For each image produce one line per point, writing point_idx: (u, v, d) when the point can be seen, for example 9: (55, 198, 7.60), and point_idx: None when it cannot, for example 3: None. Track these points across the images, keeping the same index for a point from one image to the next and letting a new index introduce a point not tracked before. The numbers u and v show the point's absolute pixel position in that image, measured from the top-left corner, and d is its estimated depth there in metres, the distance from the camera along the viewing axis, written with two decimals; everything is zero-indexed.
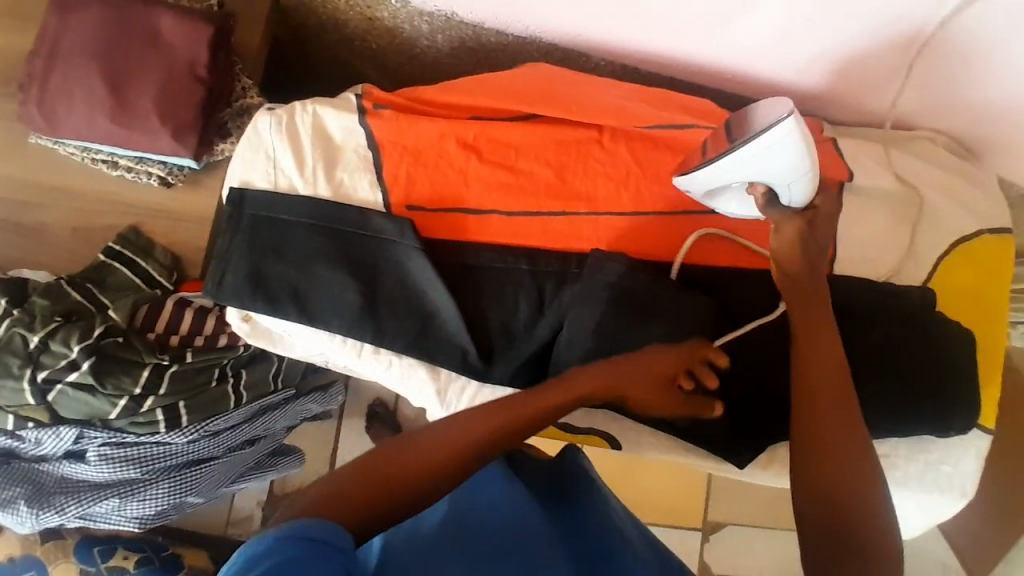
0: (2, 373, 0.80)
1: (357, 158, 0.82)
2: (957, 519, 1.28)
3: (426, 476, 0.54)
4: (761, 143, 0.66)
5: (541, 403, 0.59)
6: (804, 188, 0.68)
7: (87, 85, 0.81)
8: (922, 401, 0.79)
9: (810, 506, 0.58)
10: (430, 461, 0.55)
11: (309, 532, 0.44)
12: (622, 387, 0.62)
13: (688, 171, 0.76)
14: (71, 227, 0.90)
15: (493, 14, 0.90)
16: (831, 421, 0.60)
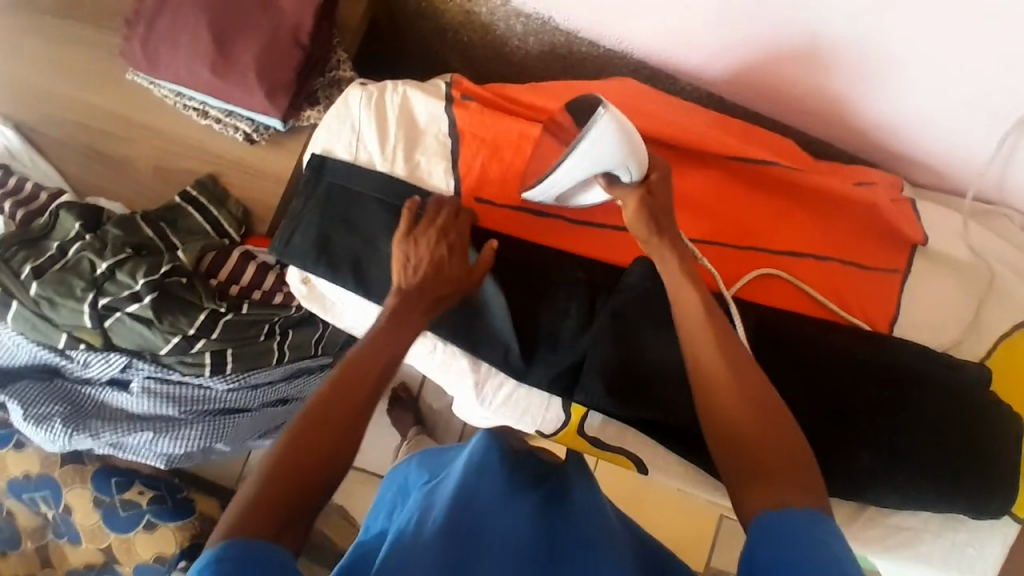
0: (65, 293, 0.82)
1: (437, 143, 0.83)
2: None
3: (343, 433, 0.59)
4: (585, 139, 0.66)
5: (400, 321, 0.69)
6: (634, 162, 0.68)
7: (192, 32, 0.84)
8: (962, 479, 0.77)
9: (734, 472, 0.57)
10: (338, 420, 0.60)
11: (229, 551, 0.48)
12: (435, 284, 0.73)
13: (546, 175, 0.76)
14: (152, 165, 0.93)
15: (590, 25, 0.91)
16: (734, 392, 0.61)
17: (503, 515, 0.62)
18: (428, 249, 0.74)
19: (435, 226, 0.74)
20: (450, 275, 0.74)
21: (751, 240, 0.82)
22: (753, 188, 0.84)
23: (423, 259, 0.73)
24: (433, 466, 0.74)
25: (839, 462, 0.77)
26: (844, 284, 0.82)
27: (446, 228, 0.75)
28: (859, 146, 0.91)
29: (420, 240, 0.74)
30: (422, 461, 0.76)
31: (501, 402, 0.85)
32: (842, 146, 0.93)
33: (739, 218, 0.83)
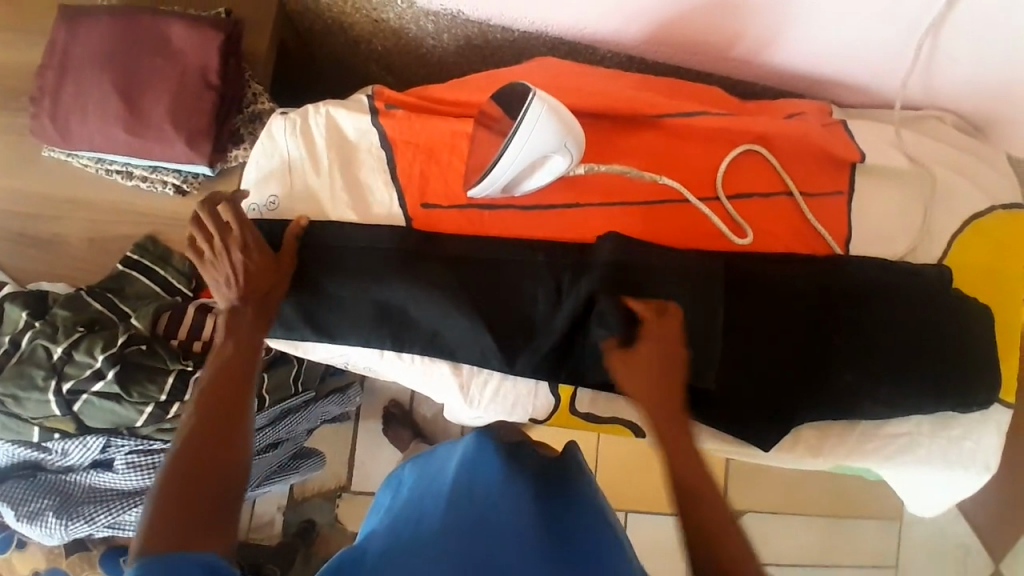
0: (26, 386, 0.80)
1: (372, 158, 0.82)
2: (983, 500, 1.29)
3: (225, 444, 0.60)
4: (525, 124, 0.69)
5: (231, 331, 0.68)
6: (573, 139, 0.73)
7: (100, 97, 0.82)
8: (942, 377, 0.80)
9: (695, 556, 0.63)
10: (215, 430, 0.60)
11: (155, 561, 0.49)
12: (254, 285, 0.71)
13: (483, 176, 0.75)
14: (88, 238, 0.91)
15: (500, 11, 0.91)
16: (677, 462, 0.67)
17: (514, 503, 0.64)
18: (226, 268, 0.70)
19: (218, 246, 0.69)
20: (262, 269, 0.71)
21: (696, 191, 0.83)
22: (690, 139, 0.84)
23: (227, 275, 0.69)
24: (425, 465, 0.74)
25: (825, 388, 0.79)
26: (794, 217, 0.83)
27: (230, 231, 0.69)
28: (783, 79, 0.92)
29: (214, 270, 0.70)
30: (414, 463, 0.76)
31: (488, 400, 0.85)
32: (768, 83, 0.94)
33: (682, 171, 0.83)
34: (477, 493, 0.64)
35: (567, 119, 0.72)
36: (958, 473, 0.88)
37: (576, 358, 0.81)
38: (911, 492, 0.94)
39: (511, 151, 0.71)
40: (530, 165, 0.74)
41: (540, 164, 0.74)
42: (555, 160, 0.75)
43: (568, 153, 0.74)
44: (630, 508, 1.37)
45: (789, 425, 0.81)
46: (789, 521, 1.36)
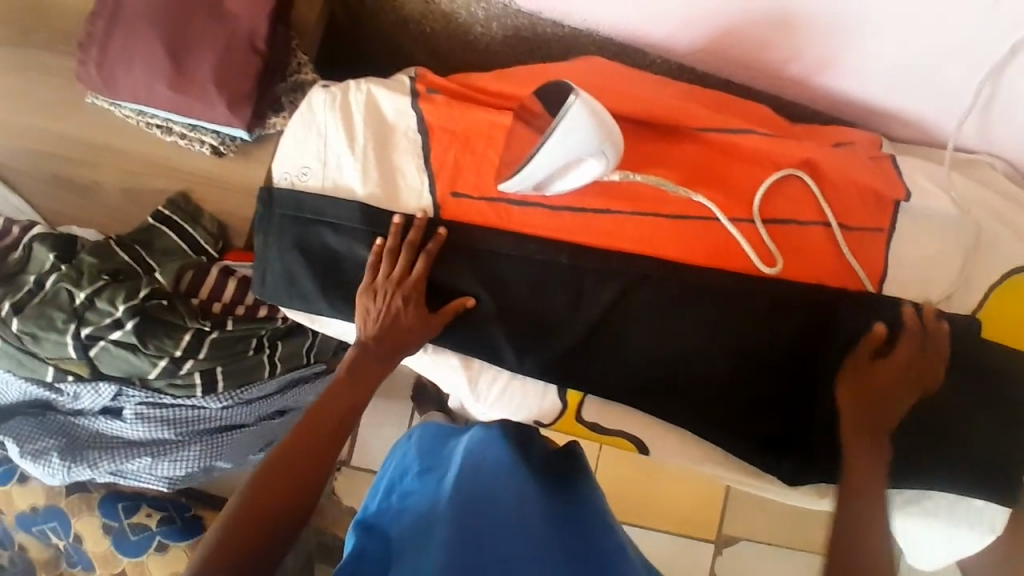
0: (46, 327, 0.81)
1: (407, 141, 0.81)
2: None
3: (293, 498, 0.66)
4: (563, 126, 0.68)
5: (357, 375, 0.77)
6: (610, 146, 0.72)
7: (148, 48, 0.83)
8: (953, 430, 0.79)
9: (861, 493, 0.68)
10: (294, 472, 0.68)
11: None
12: (397, 335, 0.77)
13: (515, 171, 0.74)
14: (122, 188, 0.92)
15: (552, 5, 0.89)
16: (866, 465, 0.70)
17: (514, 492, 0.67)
18: (387, 301, 0.77)
19: (397, 279, 0.78)
20: (410, 321, 0.78)
21: (734, 210, 0.80)
22: (733, 158, 0.82)
23: (380, 314, 0.77)
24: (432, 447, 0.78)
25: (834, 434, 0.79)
26: (829, 250, 0.81)
27: (409, 267, 0.79)
28: (835, 108, 0.89)
29: (381, 290, 0.78)
30: (422, 438, 0.80)
31: (495, 397, 0.84)
32: (815, 106, 0.90)
33: (721, 190, 0.81)
34: (482, 473, 0.69)
35: (607, 125, 0.71)
36: (965, 533, 0.85)
37: (586, 364, 0.81)
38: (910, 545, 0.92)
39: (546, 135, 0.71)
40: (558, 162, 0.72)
41: (574, 166, 0.73)
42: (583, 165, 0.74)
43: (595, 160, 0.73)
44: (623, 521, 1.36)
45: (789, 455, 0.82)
46: (783, 554, 1.35)
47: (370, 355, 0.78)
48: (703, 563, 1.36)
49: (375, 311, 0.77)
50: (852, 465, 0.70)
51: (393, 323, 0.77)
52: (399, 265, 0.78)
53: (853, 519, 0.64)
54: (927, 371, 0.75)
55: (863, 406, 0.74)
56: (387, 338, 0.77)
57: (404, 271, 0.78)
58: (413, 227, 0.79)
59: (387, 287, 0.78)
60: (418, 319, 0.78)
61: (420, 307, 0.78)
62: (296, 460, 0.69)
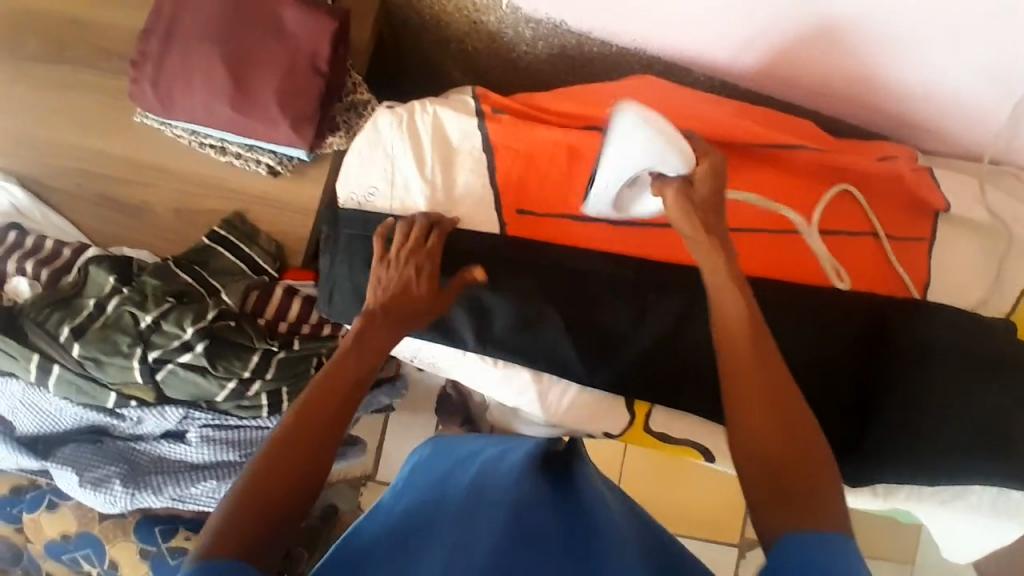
0: (110, 351, 0.80)
1: (472, 160, 0.83)
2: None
3: (311, 468, 0.56)
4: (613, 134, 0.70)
5: (366, 346, 0.65)
6: (670, 154, 0.67)
7: (207, 69, 0.82)
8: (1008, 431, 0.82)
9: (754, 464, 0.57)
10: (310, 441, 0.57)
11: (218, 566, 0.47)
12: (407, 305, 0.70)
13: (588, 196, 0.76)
14: (174, 208, 0.91)
15: (603, 26, 0.91)
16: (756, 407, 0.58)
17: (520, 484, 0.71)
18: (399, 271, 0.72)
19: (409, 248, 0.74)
20: (422, 293, 0.72)
21: (789, 221, 0.84)
22: (785, 172, 0.86)
23: (391, 284, 0.71)
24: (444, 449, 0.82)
25: (887, 438, 0.83)
26: (875, 259, 0.85)
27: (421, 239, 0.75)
28: (870, 122, 0.94)
29: (394, 261, 0.73)
30: (435, 446, 0.83)
31: (564, 409, 0.85)
32: (853, 121, 0.95)
33: (778, 203, 0.84)
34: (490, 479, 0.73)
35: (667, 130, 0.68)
36: (1006, 526, 0.90)
37: (653, 375, 0.83)
38: (947, 538, 0.97)
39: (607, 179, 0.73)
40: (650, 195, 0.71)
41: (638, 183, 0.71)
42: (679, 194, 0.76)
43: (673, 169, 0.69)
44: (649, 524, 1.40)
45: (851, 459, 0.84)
46: None
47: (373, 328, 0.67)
48: (730, 565, 1.38)
49: (384, 279, 0.72)
50: (739, 391, 0.59)
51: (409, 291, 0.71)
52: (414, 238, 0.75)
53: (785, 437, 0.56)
54: (716, 276, 0.64)
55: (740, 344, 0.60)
56: (393, 308, 0.69)
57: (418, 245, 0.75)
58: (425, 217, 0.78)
59: (398, 255, 0.73)
60: (431, 291, 0.72)
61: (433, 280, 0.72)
62: (308, 432, 0.58)
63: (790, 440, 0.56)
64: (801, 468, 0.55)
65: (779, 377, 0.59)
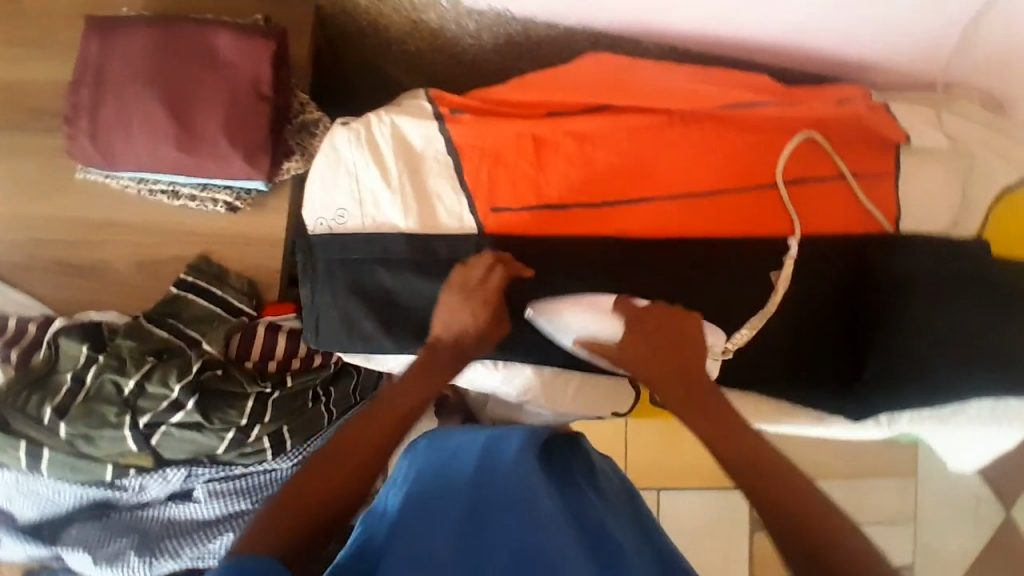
0: (99, 424, 0.78)
1: (438, 164, 0.82)
2: (996, 461, 1.41)
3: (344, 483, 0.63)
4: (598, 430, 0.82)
5: (426, 377, 0.72)
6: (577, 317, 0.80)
7: (146, 112, 0.78)
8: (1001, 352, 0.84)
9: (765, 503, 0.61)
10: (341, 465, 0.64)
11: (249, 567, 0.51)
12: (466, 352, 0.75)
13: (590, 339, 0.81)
14: (135, 263, 0.87)
15: (546, 8, 0.89)
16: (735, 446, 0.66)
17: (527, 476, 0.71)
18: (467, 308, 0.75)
19: (476, 281, 0.76)
20: (483, 336, 0.75)
21: (761, 177, 0.84)
22: (751, 130, 0.85)
23: (456, 323, 0.74)
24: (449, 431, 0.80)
25: (895, 375, 0.83)
26: (848, 203, 0.86)
27: (489, 277, 0.76)
28: (821, 66, 0.95)
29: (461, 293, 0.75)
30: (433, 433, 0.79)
31: (571, 398, 0.85)
32: (805, 68, 0.96)
33: (747, 162, 0.84)
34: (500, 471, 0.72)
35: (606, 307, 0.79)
36: (1006, 431, 0.93)
37: None
38: (948, 448, 0.99)
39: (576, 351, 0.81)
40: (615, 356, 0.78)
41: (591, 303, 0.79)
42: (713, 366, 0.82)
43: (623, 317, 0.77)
44: (663, 486, 1.43)
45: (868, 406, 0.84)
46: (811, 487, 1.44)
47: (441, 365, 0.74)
48: (743, 510, 1.44)
49: (449, 316, 0.75)
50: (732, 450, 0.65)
51: (466, 338, 0.74)
52: (481, 273, 0.76)
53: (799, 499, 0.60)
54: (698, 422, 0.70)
55: (716, 425, 0.68)
56: (458, 353, 0.74)
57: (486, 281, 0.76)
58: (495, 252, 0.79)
59: (466, 286, 0.76)
60: (490, 334, 0.76)
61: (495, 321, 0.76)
62: (347, 458, 0.65)
63: (791, 494, 0.61)
64: (821, 522, 0.59)
65: (750, 438, 0.67)
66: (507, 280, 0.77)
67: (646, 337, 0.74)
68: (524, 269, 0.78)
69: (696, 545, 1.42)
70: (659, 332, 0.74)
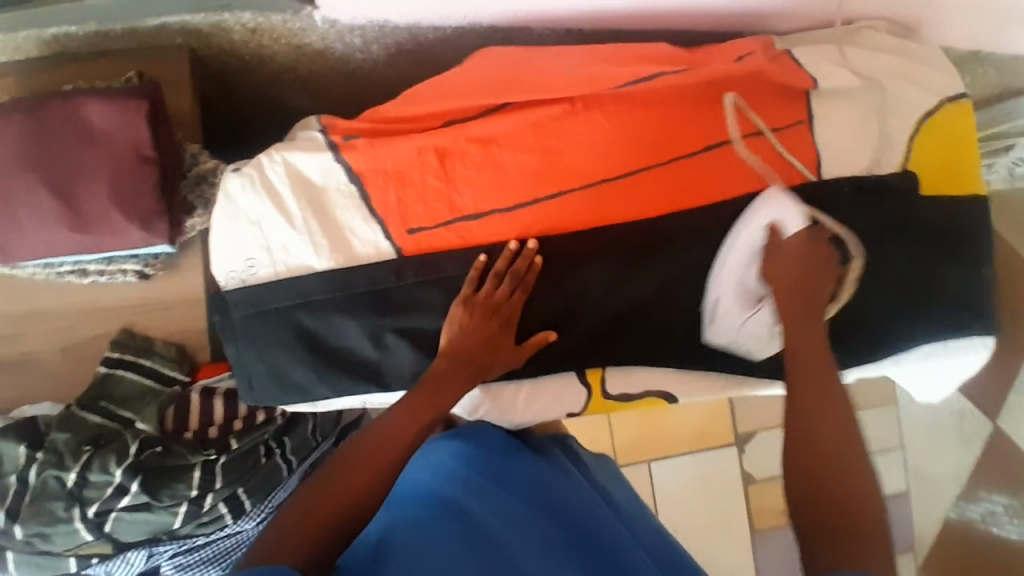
0: (48, 522, 0.76)
1: (343, 197, 0.79)
2: (971, 374, 1.43)
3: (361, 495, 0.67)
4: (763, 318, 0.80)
5: (440, 398, 0.74)
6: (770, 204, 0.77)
7: (32, 199, 0.75)
8: (926, 286, 0.86)
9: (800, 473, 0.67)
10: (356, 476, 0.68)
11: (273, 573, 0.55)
12: (484, 358, 0.77)
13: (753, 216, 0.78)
14: (58, 348, 0.85)
15: (427, 14, 0.86)
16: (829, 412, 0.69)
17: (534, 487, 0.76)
18: (487, 319, 0.77)
19: (486, 296, 0.77)
20: (495, 347, 0.77)
21: (674, 150, 0.82)
22: (656, 104, 0.83)
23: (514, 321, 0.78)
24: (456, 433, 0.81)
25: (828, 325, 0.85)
26: (767, 157, 0.84)
27: (516, 284, 0.78)
28: (721, 22, 0.93)
29: (479, 304, 0.77)
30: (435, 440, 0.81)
31: (524, 406, 0.83)
32: (704, 26, 0.94)
33: (658, 137, 0.82)
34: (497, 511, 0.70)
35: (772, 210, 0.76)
36: (964, 356, 0.92)
37: (594, 344, 0.82)
38: (911, 382, 0.99)
39: (758, 227, 0.77)
40: (772, 249, 0.76)
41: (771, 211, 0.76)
42: (764, 313, 0.80)
43: (807, 229, 0.75)
44: (652, 458, 1.44)
45: None
46: None
47: (455, 378, 0.75)
48: (732, 463, 1.46)
49: (482, 328, 0.76)
50: (804, 412, 0.70)
51: (480, 348, 0.76)
52: (503, 286, 0.78)
53: (831, 450, 0.67)
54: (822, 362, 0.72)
55: (823, 373, 0.72)
56: (478, 359, 0.76)
57: (502, 296, 0.77)
58: (521, 257, 0.79)
59: (512, 290, 0.78)
60: (501, 346, 0.78)
61: (510, 336, 0.78)
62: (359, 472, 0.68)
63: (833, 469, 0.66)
64: (849, 504, 0.64)
65: (843, 424, 0.69)
66: (528, 282, 0.79)
67: (809, 263, 0.75)
68: (535, 256, 0.79)
69: (692, 507, 1.44)
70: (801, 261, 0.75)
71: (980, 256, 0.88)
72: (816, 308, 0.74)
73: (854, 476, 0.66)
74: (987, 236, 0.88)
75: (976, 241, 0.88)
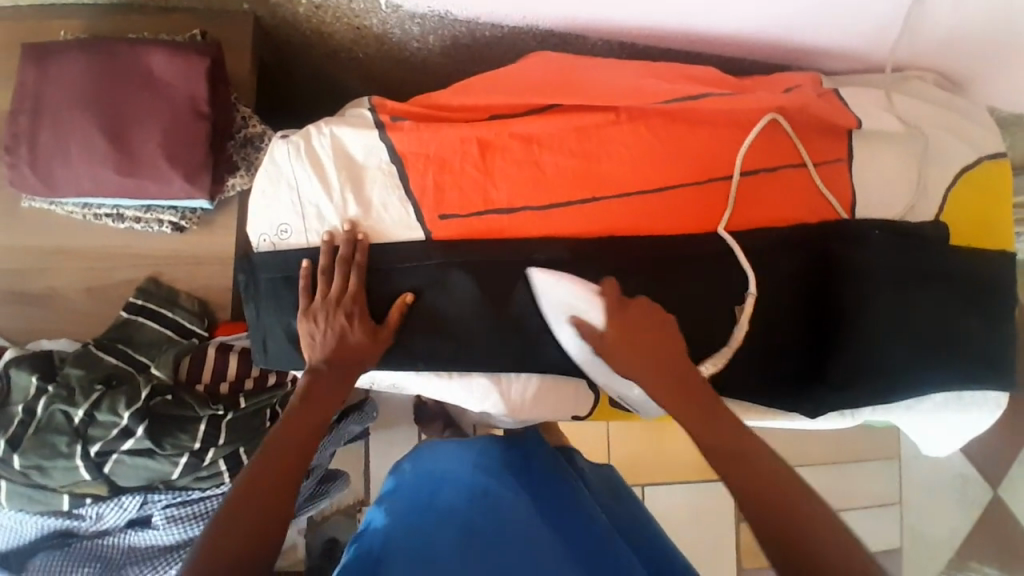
0: (50, 455, 0.76)
1: (383, 174, 0.80)
2: (976, 439, 1.40)
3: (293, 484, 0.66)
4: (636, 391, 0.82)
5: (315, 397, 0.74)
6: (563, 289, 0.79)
7: (83, 138, 0.77)
8: (950, 337, 0.86)
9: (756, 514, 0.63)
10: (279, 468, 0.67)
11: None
12: (347, 352, 0.76)
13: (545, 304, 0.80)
14: (85, 287, 0.86)
15: (486, 13, 0.88)
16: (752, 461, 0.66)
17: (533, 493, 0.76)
18: (332, 321, 0.76)
19: (329, 298, 0.76)
20: (358, 340, 0.76)
21: (711, 170, 0.83)
22: (699, 123, 0.83)
23: (358, 311, 0.76)
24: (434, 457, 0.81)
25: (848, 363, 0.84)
26: (803, 189, 0.84)
27: (348, 274, 0.77)
28: (771, 53, 0.94)
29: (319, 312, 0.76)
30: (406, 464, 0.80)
31: (530, 402, 0.83)
32: (754, 56, 0.95)
33: (697, 154, 0.83)
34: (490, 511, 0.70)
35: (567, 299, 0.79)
36: (977, 415, 0.92)
37: None
38: (918, 433, 0.99)
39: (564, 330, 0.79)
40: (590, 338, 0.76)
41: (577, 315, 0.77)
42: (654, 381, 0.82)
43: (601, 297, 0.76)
44: (647, 482, 1.42)
45: (832, 396, 0.84)
46: None
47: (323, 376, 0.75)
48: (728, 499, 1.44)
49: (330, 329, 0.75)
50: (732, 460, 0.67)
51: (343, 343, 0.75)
52: (335, 284, 0.77)
53: (772, 490, 0.63)
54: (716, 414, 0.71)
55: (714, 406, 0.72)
56: (339, 357, 0.76)
57: (341, 290, 0.77)
58: (343, 244, 0.78)
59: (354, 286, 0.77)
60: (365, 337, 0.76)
61: (366, 322, 0.76)
62: (282, 471, 0.67)
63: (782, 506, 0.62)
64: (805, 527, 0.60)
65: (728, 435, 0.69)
66: (359, 269, 0.78)
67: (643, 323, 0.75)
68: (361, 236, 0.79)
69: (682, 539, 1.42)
70: (638, 325, 0.75)
71: (1004, 315, 0.88)
72: (667, 351, 0.75)
73: (805, 518, 0.61)
74: (1011, 294, 0.88)
75: (1002, 301, 0.88)
